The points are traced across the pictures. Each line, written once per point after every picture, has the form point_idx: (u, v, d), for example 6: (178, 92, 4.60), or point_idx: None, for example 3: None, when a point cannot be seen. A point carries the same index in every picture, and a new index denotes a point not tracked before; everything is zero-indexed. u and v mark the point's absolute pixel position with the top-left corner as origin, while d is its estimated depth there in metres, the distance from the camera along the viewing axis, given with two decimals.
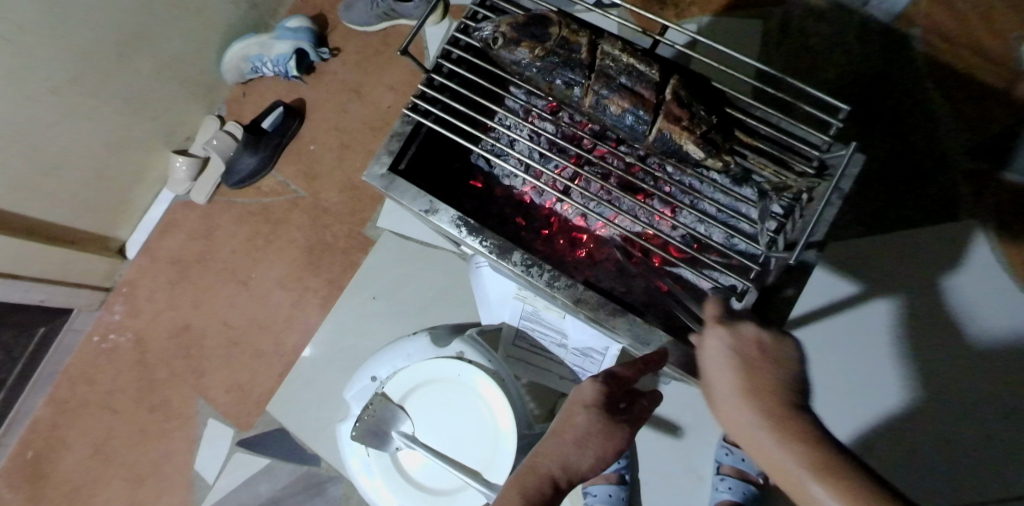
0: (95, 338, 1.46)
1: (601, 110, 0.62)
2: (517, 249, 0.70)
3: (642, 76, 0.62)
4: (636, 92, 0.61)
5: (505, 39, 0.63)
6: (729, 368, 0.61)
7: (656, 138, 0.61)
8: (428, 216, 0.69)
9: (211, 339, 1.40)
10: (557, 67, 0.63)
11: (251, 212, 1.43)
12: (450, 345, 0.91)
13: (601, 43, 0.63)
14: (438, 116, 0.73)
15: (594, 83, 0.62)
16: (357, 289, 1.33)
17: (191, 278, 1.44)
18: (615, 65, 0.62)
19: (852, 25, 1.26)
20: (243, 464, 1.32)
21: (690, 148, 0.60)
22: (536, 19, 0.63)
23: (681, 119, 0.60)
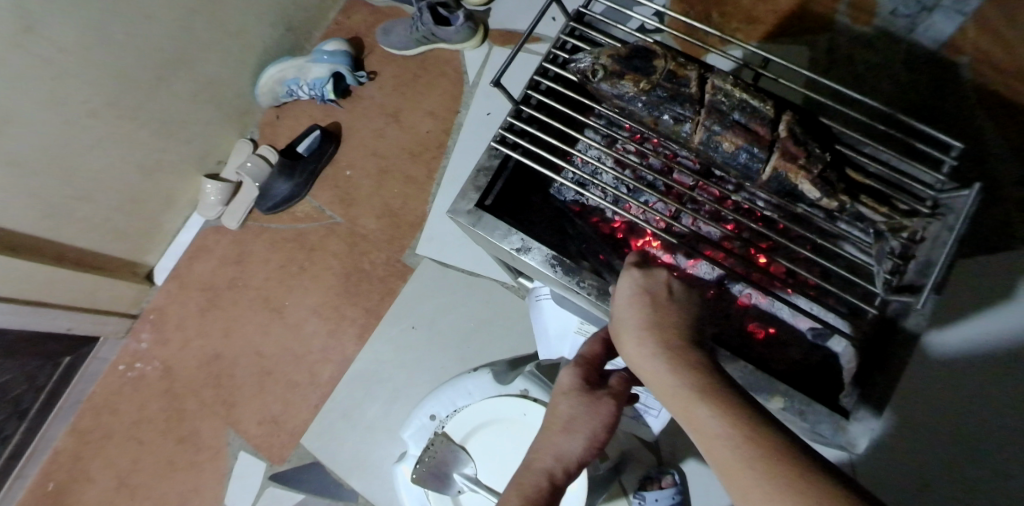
0: (121, 366, 1.42)
1: (709, 146, 0.60)
2: (617, 290, 0.67)
3: (756, 112, 0.59)
4: (750, 128, 0.59)
5: (607, 72, 0.61)
6: (635, 303, 0.62)
7: (771, 177, 0.59)
8: (521, 255, 0.67)
9: (243, 369, 1.36)
10: (665, 101, 0.61)
11: (284, 238, 1.41)
12: (514, 382, 0.90)
13: (711, 77, 0.61)
14: (527, 150, 0.71)
15: (705, 119, 0.60)
16: (396, 318, 1.31)
17: (222, 306, 1.40)
18: (727, 101, 0.60)
19: (899, 53, 1.25)
20: (276, 499, 1.27)
21: (809, 188, 0.58)
22: (640, 52, 0.62)
23: (798, 157, 0.57)
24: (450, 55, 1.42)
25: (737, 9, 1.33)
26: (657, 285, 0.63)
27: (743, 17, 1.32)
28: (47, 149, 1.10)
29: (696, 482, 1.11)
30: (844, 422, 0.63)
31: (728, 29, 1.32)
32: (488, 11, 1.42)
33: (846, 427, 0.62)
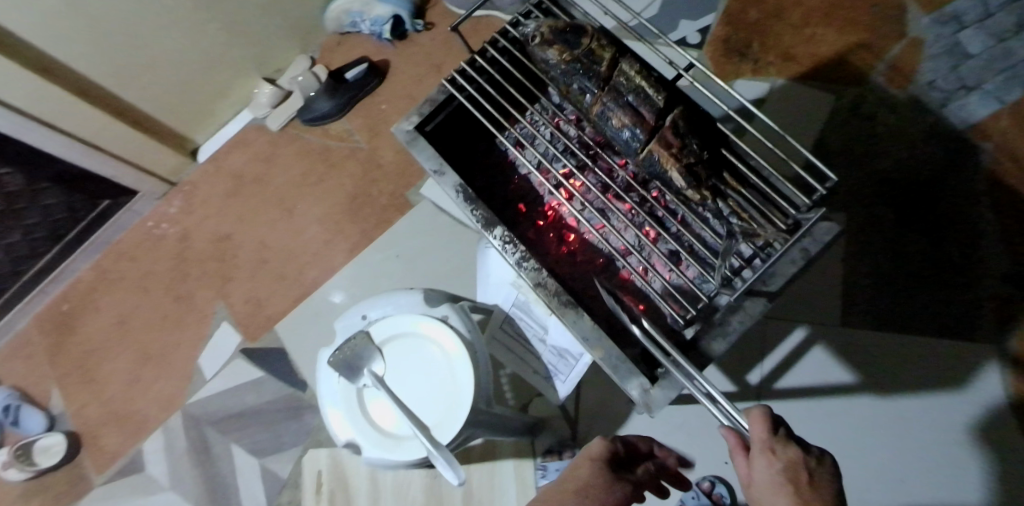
0: (148, 223, 1.61)
1: (605, 120, 0.73)
2: (500, 226, 0.79)
3: (648, 99, 0.72)
4: (639, 112, 0.72)
5: (542, 39, 0.74)
6: (782, 493, 0.61)
7: (647, 156, 0.71)
8: (434, 175, 0.79)
9: (245, 253, 1.52)
10: (579, 74, 0.74)
11: (313, 151, 1.55)
12: (440, 307, 0.99)
13: (622, 62, 0.73)
14: (471, 94, 0.82)
15: (604, 95, 0.73)
16: (385, 245, 1.42)
17: (244, 195, 1.56)
18: (626, 83, 0.72)
19: (923, 123, 1.26)
20: (239, 371, 1.42)
21: (673, 174, 0.70)
22: (574, 30, 0.74)
23: (671, 146, 0.69)
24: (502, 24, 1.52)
25: (778, 44, 1.36)
26: (795, 467, 0.62)
27: (782, 53, 1.35)
28: (131, 18, 1.26)
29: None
30: (647, 387, 0.71)
31: (764, 60, 1.35)
32: None
33: (648, 391, 0.71)
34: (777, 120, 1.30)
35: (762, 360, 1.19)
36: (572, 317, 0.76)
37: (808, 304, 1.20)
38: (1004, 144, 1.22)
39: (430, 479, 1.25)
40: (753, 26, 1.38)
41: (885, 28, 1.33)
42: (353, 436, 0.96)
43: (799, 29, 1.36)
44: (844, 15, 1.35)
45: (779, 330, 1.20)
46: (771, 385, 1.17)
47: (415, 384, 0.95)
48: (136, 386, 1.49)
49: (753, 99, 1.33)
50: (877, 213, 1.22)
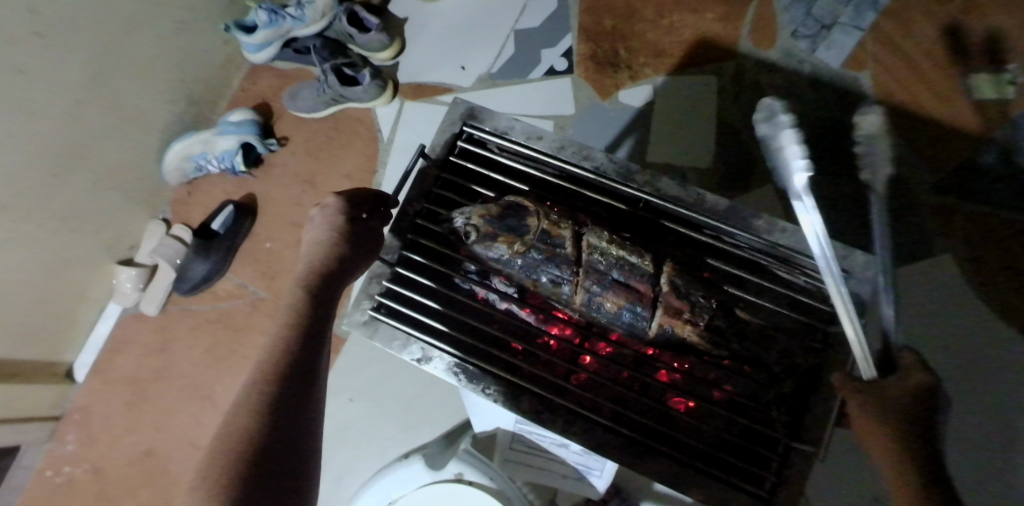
0: (48, 473, 1.33)
1: (593, 303, 0.74)
2: (525, 393, 0.77)
3: (634, 269, 0.74)
4: (630, 286, 0.73)
5: (482, 234, 0.74)
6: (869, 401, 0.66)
7: (657, 330, 0.73)
8: (422, 364, 0.78)
9: (177, 463, 1.29)
10: (549, 265, 0.74)
11: (210, 319, 1.36)
12: (448, 466, 0.88)
13: (587, 237, 0.76)
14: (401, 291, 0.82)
15: (585, 280, 0.74)
16: (332, 392, 1.24)
17: (150, 398, 1.34)
18: (604, 259, 0.74)
19: (805, 73, 1.26)
20: None
21: (692, 336, 0.72)
22: (511, 217, 0.75)
23: (681, 312, 0.72)
24: (362, 113, 1.40)
25: (643, 43, 1.33)
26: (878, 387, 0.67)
27: (651, 51, 1.32)
28: None
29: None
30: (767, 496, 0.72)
31: (637, 63, 1.32)
32: (397, 64, 1.42)
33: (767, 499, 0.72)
34: (673, 116, 1.27)
35: None
36: (652, 460, 0.73)
37: None
38: (879, 67, 1.25)
39: None
40: (612, 34, 1.35)
41: None
42: None
43: (656, 22, 1.34)
44: None
45: None
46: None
47: None
48: None
49: (642, 104, 1.29)
50: None
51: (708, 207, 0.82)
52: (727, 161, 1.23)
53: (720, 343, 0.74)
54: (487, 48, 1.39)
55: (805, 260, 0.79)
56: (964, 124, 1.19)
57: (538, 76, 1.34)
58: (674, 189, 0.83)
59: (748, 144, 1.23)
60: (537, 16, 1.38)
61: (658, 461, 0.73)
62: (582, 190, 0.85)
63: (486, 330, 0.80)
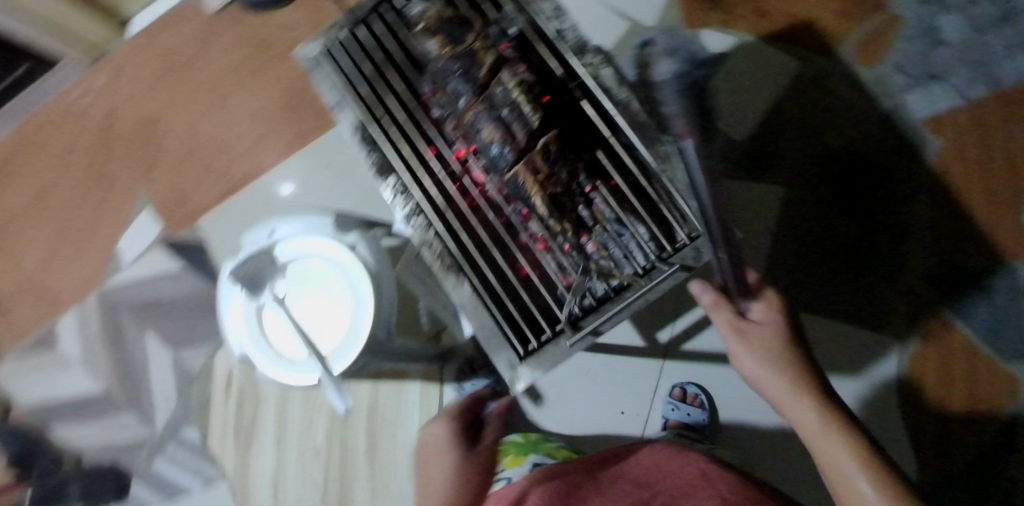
0: (74, 94, 1.50)
1: (476, 128, 0.82)
2: (394, 174, 0.85)
3: (523, 117, 0.80)
4: (510, 129, 0.80)
5: (428, 29, 0.85)
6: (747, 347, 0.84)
7: (511, 178, 0.80)
8: (335, 109, 0.88)
9: (173, 140, 1.44)
10: (458, 75, 0.83)
11: (252, 37, 1.43)
12: (348, 235, 0.98)
13: (502, 73, 0.81)
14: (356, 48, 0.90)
15: (478, 105, 0.82)
16: (320, 151, 1.35)
17: (176, 77, 1.46)
18: (502, 95, 0.81)
19: (881, 108, 1.22)
20: (159, 260, 1.38)
21: (538, 198, 0.78)
22: (459, 27, 0.85)
23: (537, 172, 0.78)
24: None
25: None
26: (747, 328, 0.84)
27: (758, 8, 1.29)
28: None
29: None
30: (517, 362, 0.77)
31: (738, 12, 1.29)
32: None
33: (515, 365, 0.76)
34: (737, 78, 1.27)
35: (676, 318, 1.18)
36: (453, 283, 0.80)
37: None
38: (955, 141, 1.19)
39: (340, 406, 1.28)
40: None
41: None
42: (249, 346, 0.98)
43: None
44: None
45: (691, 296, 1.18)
46: (680, 346, 1.18)
47: (319, 309, 0.96)
48: (53, 263, 1.45)
49: (718, 52, 1.29)
50: (814, 193, 1.21)
51: (631, 115, 0.78)
52: (756, 144, 1.24)
53: (557, 214, 0.78)
54: None
55: (676, 197, 0.75)
56: (995, 235, 1.14)
57: None
58: (612, 82, 0.79)
59: (784, 139, 1.24)
60: None
61: (462, 289, 0.80)
62: (537, 42, 0.83)
63: (395, 116, 0.86)
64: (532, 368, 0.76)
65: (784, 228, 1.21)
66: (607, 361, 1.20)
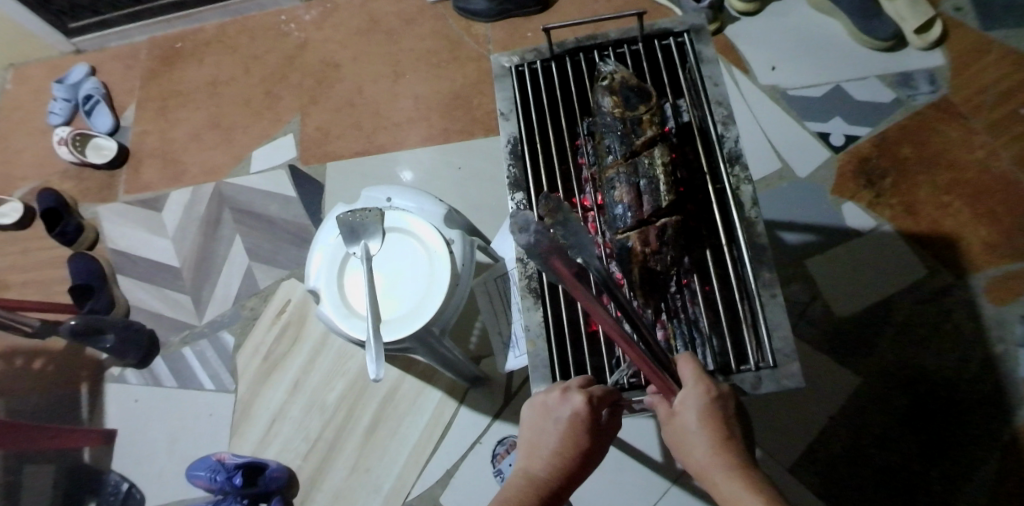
0: (283, 17, 1.69)
1: (609, 185, 0.73)
2: (521, 192, 0.75)
3: (656, 193, 0.70)
4: (640, 196, 0.71)
5: (608, 84, 0.75)
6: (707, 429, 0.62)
7: (622, 238, 0.71)
8: (500, 118, 0.79)
9: (340, 88, 1.57)
10: (617, 133, 0.74)
11: (447, 36, 1.57)
12: (451, 230, 0.99)
13: (658, 147, 0.72)
14: (535, 68, 0.81)
15: (620, 166, 0.73)
16: (455, 153, 1.44)
17: (370, 40, 1.61)
18: (646, 167, 0.72)
19: (989, 349, 1.18)
20: (278, 180, 1.50)
21: (633, 270, 0.70)
22: (639, 92, 0.74)
23: (646, 245, 0.69)
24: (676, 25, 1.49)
25: (910, 192, 1.30)
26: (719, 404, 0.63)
27: (906, 203, 1.29)
28: None
29: (492, 437, 1.22)
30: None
31: (885, 198, 1.30)
32: (737, 21, 1.49)
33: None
34: (859, 258, 1.27)
35: None
36: (528, 304, 0.76)
37: (766, 432, 1.18)
38: None
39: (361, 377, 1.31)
40: (898, 161, 1.33)
41: (1020, 241, 1.24)
42: (319, 283, 0.98)
43: (938, 190, 1.30)
44: (989, 203, 1.27)
45: None
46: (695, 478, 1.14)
47: (396, 277, 0.96)
48: (194, 142, 1.59)
49: (851, 227, 1.29)
50: (889, 397, 1.17)
51: (751, 233, 0.69)
52: (853, 325, 1.23)
53: (648, 288, 0.71)
54: (806, 75, 1.42)
55: (759, 329, 0.67)
56: None
57: (811, 129, 1.37)
58: (748, 201, 0.71)
59: (882, 334, 1.21)
60: (864, 94, 1.39)
61: (531, 315, 0.76)
62: (698, 140, 0.74)
63: (535, 143, 0.78)
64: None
65: (842, 418, 1.17)
66: (617, 457, 1.17)
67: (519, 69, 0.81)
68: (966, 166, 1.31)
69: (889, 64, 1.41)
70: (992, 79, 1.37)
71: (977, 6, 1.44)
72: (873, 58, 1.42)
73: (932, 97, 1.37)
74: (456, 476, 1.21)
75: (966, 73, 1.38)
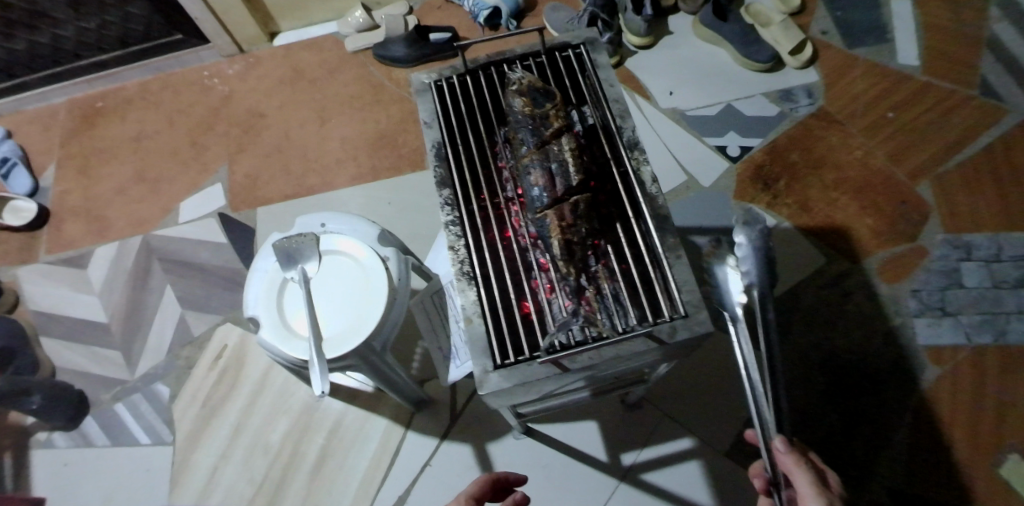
0: (206, 72, 1.72)
1: (525, 172, 0.75)
2: (448, 188, 0.78)
3: (567, 174, 0.73)
4: (553, 179, 0.74)
5: (518, 87, 0.79)
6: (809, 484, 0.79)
7: (540, 218, 0.73)
8: (423, 125, 0.82)
9: (267, 135, 1.61)
10: (528, 127, 0.77)
11: (371, 81, 1.65)
12: (385, 249, 1.04)
13: (565, 137, 0.76)
14: (452, 83, 0.85)
15: (533, 156, 0.75)
16: (386, 188, 1.50)
17: (295, 89, 1.67)
18: (557, 153, 0.75)
19: (886, 324, 1.30)
20: (209, 228, 1.50)
21: (554, 243, 0.71)
22: (546, 93, 0.79)
23: (562, 220, 0.71)
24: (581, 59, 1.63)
25: (803, 193, 1.44)
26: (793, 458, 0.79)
27: (801, 202, 1.43)
28: None
29: (442, 457, 1.23)
30: (489, 368, 0.68)
31: (783, 199, 1.44)
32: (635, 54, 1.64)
33: (487, 373, 0.68)
34: None
35: (645, 445, 1.20)
36: (461, 286, 0.73)
37: (709, 420, 1.21)
38: (951, 376, 1.25)
39: (306, 412, 1.31)
40: (789, 165, 1.48)
41: (901, 226, 1.39)
42: (257, 310, 1.00)
43: (827, 188, 1.45)
44: (872, 196, 1.43)
45: (669, 431, 1.21)
46: (641, 472, 1.18)
47: (334, 296, 0.99)
48: (119, 197, 1.58)
49: None
50: (807, 377, 1.27)
51: (653, 206, 0.74)
52: (769, 315, 1.33)
53: (569, 259, 0.71)
54: (701, 96, 1.57)
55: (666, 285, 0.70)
56: (965, 476, 1.17)
57: (711, 143, 1.51)
58: (648, 179, 0.76)
59: (794, 321, 1.32)
60: (754, 109, 1.55)
61: (465, 295, 0.72)
62: (600, 134, 0.79)
63: (458, 146, 0.81)
64: (502, 378, 0.67)
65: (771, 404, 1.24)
66: (565, 462, 1.20)
67: (437, 84, 0.85)
68: (847, 165, 1.47)
69: (771, 82, 1.58)
70: (860, 90, 1.56)
71: (840, 29, 1.64)
72: (758, 79, 1.59)
73: (810, 108, 1.54)
74: (408, 501, 1.21)
75: (837, 86, 1.56)
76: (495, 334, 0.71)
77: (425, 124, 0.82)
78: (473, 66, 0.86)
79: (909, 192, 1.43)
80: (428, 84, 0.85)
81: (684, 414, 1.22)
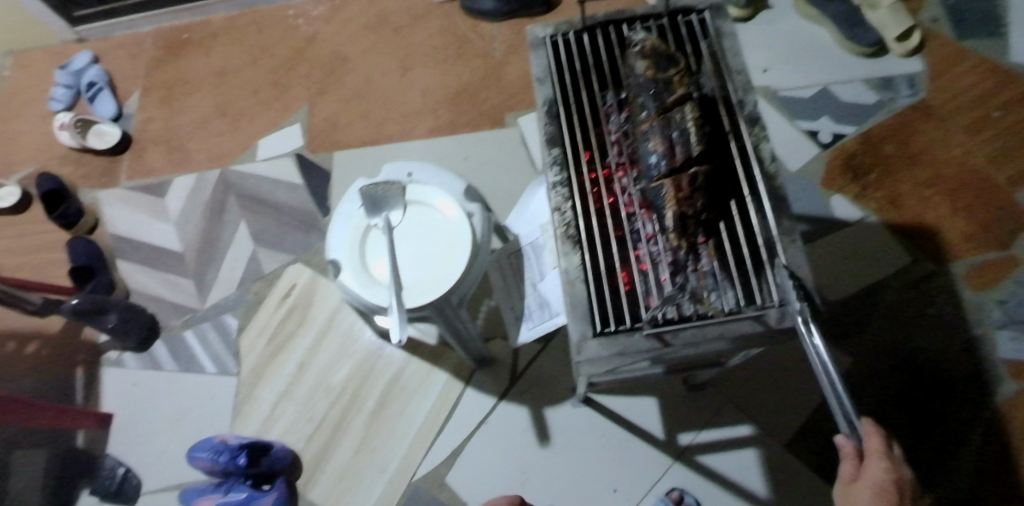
0: (292, 11, 1.72)
1: (643, 138, 0.75)
2: (558, 147, 0.80)
3: (688, 144, 0.72)
4: (674, 148, 0.73)
5: (641, 50, 0.79)
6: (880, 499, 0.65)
7: (656, 186, 0.73)
8: (536, 82, 0.83)
9: (348, 79, 1.61)
10: (650, 92, 0.77)
11: (454, 33, 1.62)
12: (471, 204, 1.03)
13: (689, 104, 0.74)
14: (567, 40, 0.85)
15: (655, 122, 0.74)
16: (462, 143, 1.48)
17: (378, 35, 1.65)
18: (680, 120, 0.73)
19: (969, 332, 1.24)
20: (285, 168, 1.52)
21: (668, 212, 0.72)
22: (670, 57, 0.78)
23: (680, 191, 0.71)
24: None
25: (894, 187, 1.38)
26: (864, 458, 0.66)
27: (891, 197, 1.37)
28: None
29: (499, 416, 1.24)
30: (589, 335, 0.70)
31: (873, 192, 1.38)
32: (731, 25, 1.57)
33: (586, 339, 0.70)
34: (848, 247, 1.34)
35: (704, 427, 1.19)
36: (566, 249, 0.75)
37: (772, 410, 1.19)
38: None
39: (369, 357, 1.33)
40: (882, 157, 1.41)
41: (996, 233, 1.32)
42: (340, 252, 1.00)
43: (921, 184, 1.38)
44: (967, 198, 1.36)
45: (730, 416, 1.19)
46: (696, 454, 1.17)
47: (417, 246, 0.99)
48: (201, 129, 1.61)
49: (841, 218, 1.37)
50: (879, 377, 1.23)
51: (772, 186, 0.73)
52: (844, 309, 1.29)
53: (679, 232, 0.72)
54: (795, 76, 1.50)
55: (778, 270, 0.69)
56: None
57: (802, 127, 1.45)
58: (767, 157, 0.74)
59: (871, 320, 1.27)
60: (852, 95, 1.47)
61: (570, 258, 0.75)
62: (720, 104, 0.78)
63: (570, 106, 0.82)
64: (600, 346, 0.69)
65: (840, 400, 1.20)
66: (620, 435, 1.20)
67: (553, 39, 0.86)
68: (943, 163, 1.39)
69: (873, 68, 1.50)
70: (968, 84, 1.46)
71: (954, 17, 1.54)
72: (859, 63, 1.51)
73: (912, 99, 1.46)
74: (462, 455, 1.23)
75: (943, 78, 1.47)
76: (596, 300, 0.73)
77: (538, 80, 0.84)
78: (591, 24, 0.85)
79: (1010, 198, 1.35)
80: (544, 39, 0.85)
81: (747, 401, 1.20)
